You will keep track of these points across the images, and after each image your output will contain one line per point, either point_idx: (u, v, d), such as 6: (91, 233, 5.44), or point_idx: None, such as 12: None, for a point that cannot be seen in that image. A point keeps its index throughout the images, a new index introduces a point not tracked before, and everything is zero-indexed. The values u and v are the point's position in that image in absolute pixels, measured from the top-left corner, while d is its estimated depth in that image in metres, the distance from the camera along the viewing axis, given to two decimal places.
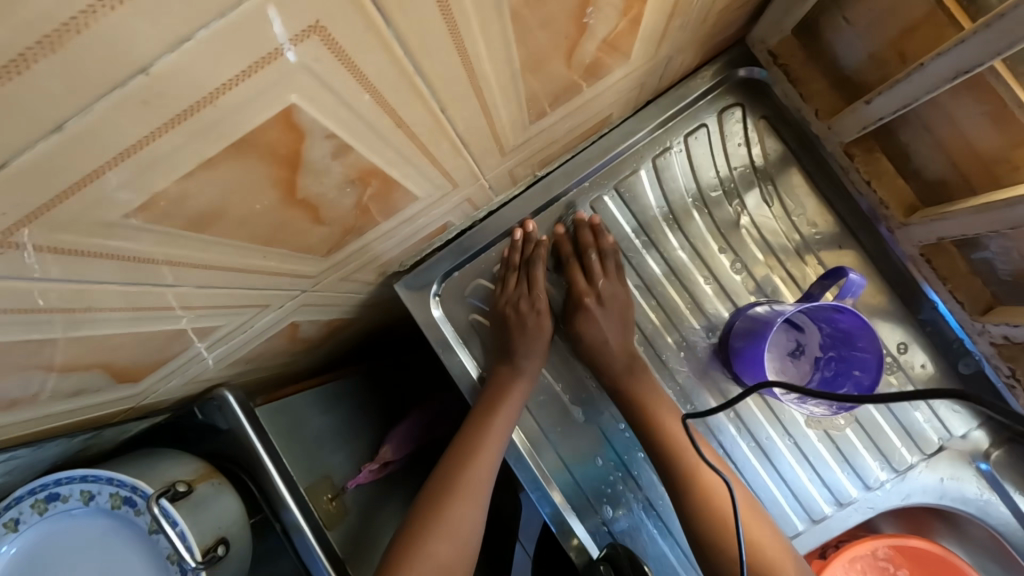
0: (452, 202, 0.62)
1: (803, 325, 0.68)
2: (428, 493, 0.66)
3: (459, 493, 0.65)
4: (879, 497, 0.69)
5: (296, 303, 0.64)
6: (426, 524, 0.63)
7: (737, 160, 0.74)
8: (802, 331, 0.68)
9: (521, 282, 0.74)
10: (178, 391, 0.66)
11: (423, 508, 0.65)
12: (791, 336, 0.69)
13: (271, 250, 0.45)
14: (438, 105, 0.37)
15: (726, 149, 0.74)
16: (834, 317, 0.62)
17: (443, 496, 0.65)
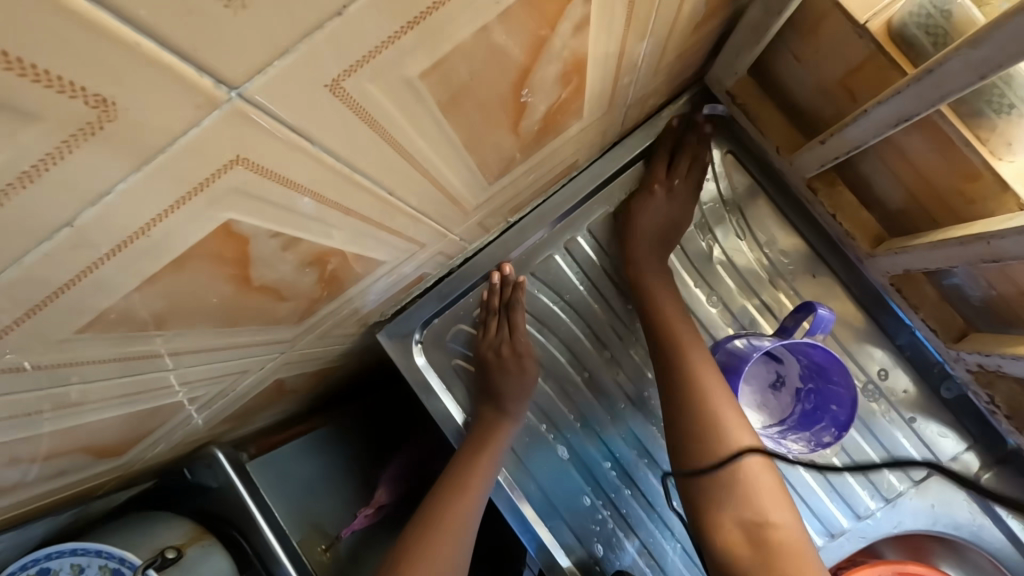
0: (423, 256, 0.63)
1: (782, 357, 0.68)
2: (414, 532, 0.66)
3: (446, 533, 0.65)
4: (870, 525, 0.68)
5: (276, 363, 0.65)
6: (413, 564, 0.63)
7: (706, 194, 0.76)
8: (781, 362, 0.68)
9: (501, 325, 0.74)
10: (165, 455, 0.67)
11: (409, 548, 0.65)
12: (770, 368, 0.69)
13: (240, 328, 0.46)
14: (384, 190, 0.39)
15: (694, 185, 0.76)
16: (810, 350, 0.62)
17: (430, 535, 0.65)
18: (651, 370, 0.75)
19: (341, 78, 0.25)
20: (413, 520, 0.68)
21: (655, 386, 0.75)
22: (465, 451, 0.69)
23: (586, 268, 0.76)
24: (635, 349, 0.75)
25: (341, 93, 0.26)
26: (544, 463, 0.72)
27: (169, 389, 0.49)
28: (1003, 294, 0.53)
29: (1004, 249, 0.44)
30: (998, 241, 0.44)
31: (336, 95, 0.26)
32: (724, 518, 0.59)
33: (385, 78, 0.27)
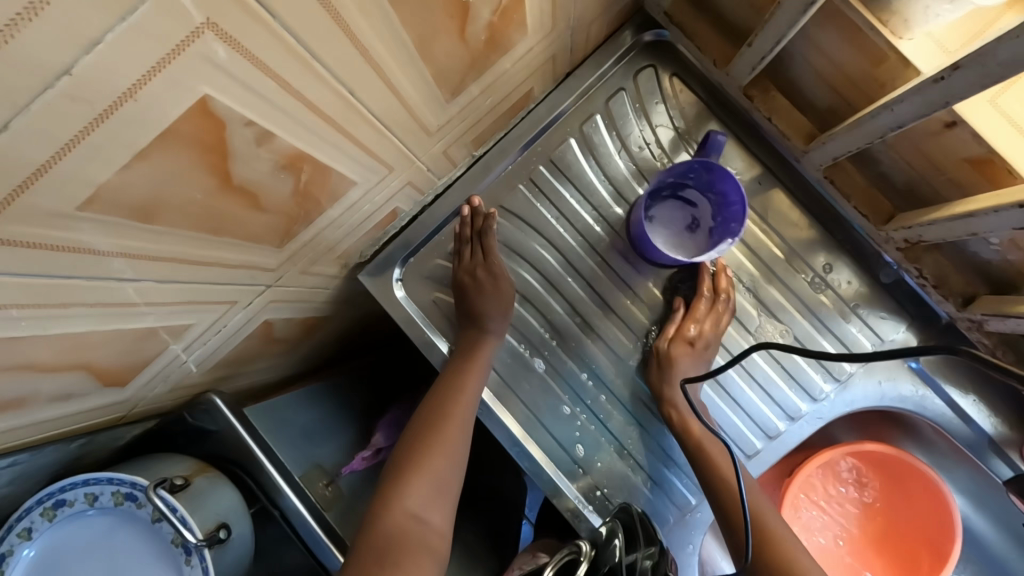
0: (394, 186, 0.67)
1: (696, 203, 0.79)
2: (420, 422, 0.72)
3: (451, 418, 0.71)
4: (825, 407, 0.74)
5: (263, 299, 0.69)
6: (426, 447, 0.69)
7: (659, 118, 0.80)
8: (694, 206, 0.79)
9: (476, 251, 0.76)
10: (164, 397, 0.71)
11: (420, 434, 0.70)
12: (688, 213, 0.79)
13: (225, 242, 0.50)
14: (345, 89, 0.43)
15: (646, 109, 0.79)
16: (709, 175, 0.75)
17: (436, 422, 0.70)
18: (620, 288, 0.79)
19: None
20: (418, 412, 0.73)
21: (624, 300, 0.79)
22: (461, 353, 0.74)
23: (547, 193, 0.78)
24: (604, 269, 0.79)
25: None
26: (528, 384, 0.77)
27: (124, 310, 0.48)
28: (919, 171, 0.59)
29: (903, 113, 0.49)
30: (897, 106, 0.49)
31: None
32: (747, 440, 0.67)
33: None
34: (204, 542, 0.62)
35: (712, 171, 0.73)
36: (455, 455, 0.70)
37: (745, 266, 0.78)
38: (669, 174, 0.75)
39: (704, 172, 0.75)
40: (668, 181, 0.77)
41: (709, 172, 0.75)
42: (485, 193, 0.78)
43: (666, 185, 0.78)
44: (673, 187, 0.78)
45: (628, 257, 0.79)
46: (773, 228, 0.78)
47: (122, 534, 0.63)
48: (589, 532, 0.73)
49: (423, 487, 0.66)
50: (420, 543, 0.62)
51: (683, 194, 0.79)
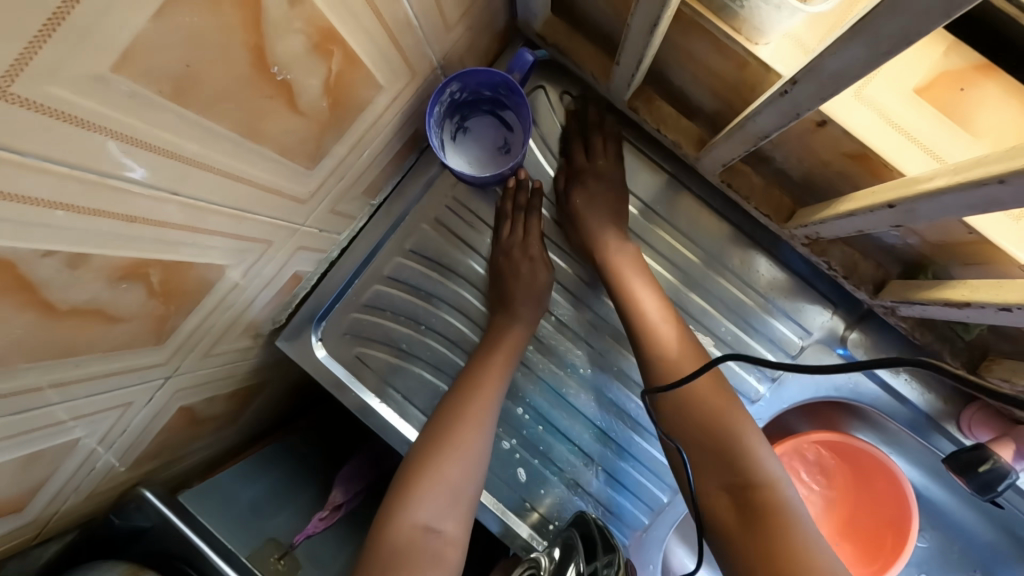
0: (284, 253, 0.64)
1: (512, 124, 0.73)
2: (450, 418, 0.67)
3: (474, 418, 0.67)
4: (763, 407, 0.73)
5: (168, 390, 0.66)
6: (455, 450, 0.64)
7: (565, 150, 0.78)
8: (509, 128, 0.74)
9: (516, 228, 0.76)
10: (83, 506, 0.68)
11: (429, 441, 0.65)
12: (500, 132, 0.74)
13: (85, 357, 0.47)
14: (163, 191, 0.40)
15: (549, 140, 0.78)
16: (518, 96, 0.68)
17: (450, 427, 0.65)
18: (546, 321, 0.78)
19: (53, 23, 0.25)
20: (436, 410, 0.67)
21: (553, 331, 0.78)
22: (478, 355, 0.72)
23: (451, 227, 0.79)
24: None
25: (20, 101, 0.27)
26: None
27: (54, 428, 0.52)
28: (808, 165, 0.59)
29: (764, 125, 0.48)
30: (758, 117, 0.48)
31: (10, 102, 0.26)
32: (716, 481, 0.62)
33: (67, 78, 0.28)
34: None
35: (513, 91, 0.68)
36: (472, 465, 0.65)
37: (666, 279, 0.76)
38: (481, 89, 0.69)
39: (511, 93, 0.69)
40: (483, 96, 0.71)
41: (514, 91, 0.69)
42: (390, 242, 0.77)
43: (484, 102, 0.72)
44: (491, 103, 0.72)
45: (579, 273, 0.79)
46: (689, 236, 0.76)
47: None
48: (523, 547, 0.72)
49: (432, 499, 0.62)
50: (433, 555, 0.60)
51: (502, 113, 0.73)
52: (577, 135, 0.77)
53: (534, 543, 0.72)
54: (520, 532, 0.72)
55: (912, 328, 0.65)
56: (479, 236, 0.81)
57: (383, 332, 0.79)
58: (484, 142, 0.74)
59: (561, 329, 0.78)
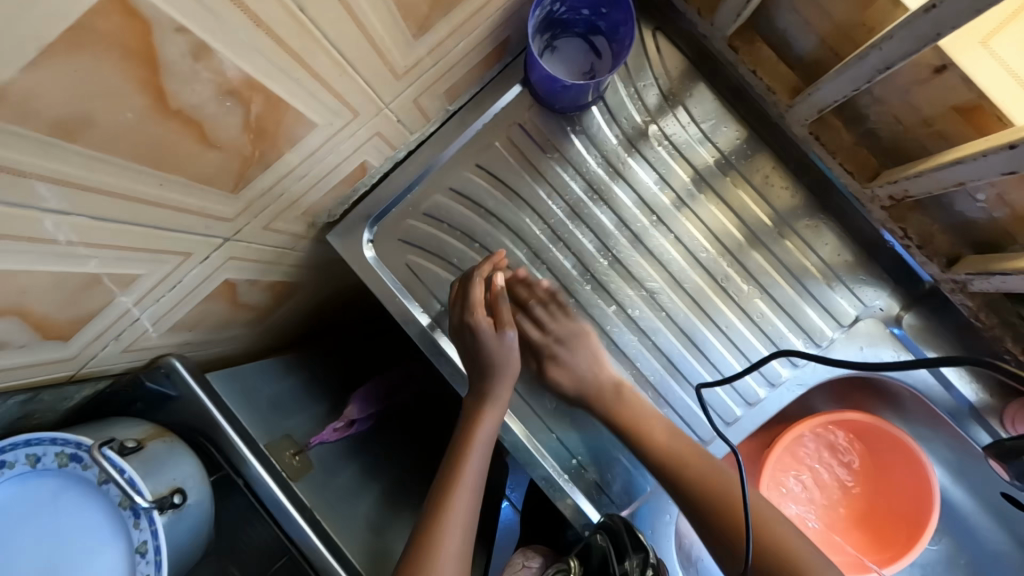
0: (361, 134, 0.63)
1: (602, 51, 0.73)
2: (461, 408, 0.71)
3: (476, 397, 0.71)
4: (806, 373, 0.74)
5: (222, 255, 0.65)
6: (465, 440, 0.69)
7: (650, 94, 0.77)
8: (598, 56, 0.73)
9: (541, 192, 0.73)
10: (118, 361, 0.68)
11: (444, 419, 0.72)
12: (588, 58, 0.73)
13: (168, 179, 0.47)
14: (292, 3, 0.39)
15: (635, 81, 0.77)
16: (621, 16, 0.67)
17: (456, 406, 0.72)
18: (604, 260, 0.77)
19: None
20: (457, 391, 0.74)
21: (610, 271, 0.77)
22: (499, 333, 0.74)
23: (523, 149, 0.78)
24: (594, 245, 0.77)
25: None
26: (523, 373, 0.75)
27: (121, 256, 0.51)
28: (905, 124, 0.58)
29: (891, 54, 0.48)
30: (886, 45, 0.48)
31: None
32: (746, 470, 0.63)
33: None
34: (154, 503, 0.56)
35: (619, 9, 0.66)
36: (480, 454, 0.69)
37: (732, 234, 0.76)
38: (582, 5, 0.68)
39: (613, 13, 0.68)
40: (581, 15, 0.70)
41: (618, 10, 0.68)
42: (459, 154, 0.77)
43: (579, 22, 0.71)
44: (585, 26, 0.71)
45: (644, 217, 0.77)
46: (758, 195, 0.76)
47: (68, 497, 0.58)
48: (544, 479, 0.72)
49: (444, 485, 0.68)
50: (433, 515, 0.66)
51: (593, 39, 0.72)
52: (664, 76, 0.77)
53: (556, 478, 0.72)
54: (544, 465, 0.72)
55: (977, 308, 0.66)
56: (552, 159, 0.78)
57: (435, 244, 0.78)
58: (571, 64, 0.73)
59: (618, 267, 0.77)
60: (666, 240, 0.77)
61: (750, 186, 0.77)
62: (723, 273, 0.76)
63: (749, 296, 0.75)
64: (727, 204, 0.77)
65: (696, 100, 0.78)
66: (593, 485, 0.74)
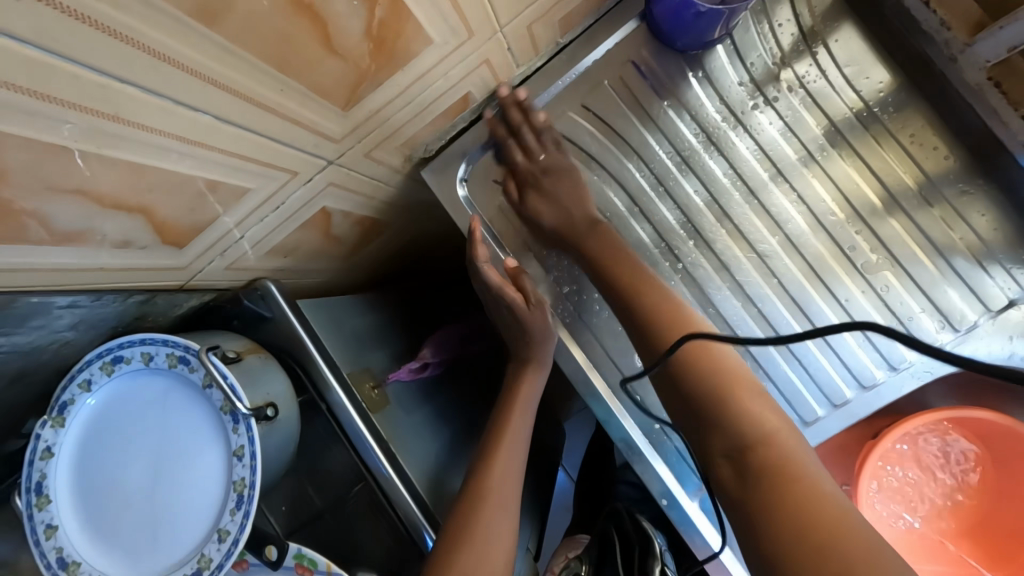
0: (470, 60, 0.60)
1: None
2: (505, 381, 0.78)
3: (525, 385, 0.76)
4: (937, 360, 0.65)
5: (324, 180, 0.65)
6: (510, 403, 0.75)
7: (786, 34, 0.70)
8: None
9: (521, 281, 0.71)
10: (222, 277, 0.70)
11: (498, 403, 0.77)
12: None
13: (287, 86, 0.46)
14: None
15: (772, 21, 0.70)
16: None
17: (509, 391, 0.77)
18: (716, 218, 0.71)
19: None
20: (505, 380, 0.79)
21: (718, 229, 0.71)
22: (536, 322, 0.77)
23: (631, 87, 0.72)
24: (705, 202, 0.72)
25: None
26: (615, 332, 0.71)
27: (236, 165, 0.52)
28: None
29: None
30: None
31: None
32: (716, 450, 0.56)
33: None
34: (252, 411, 0.58)
35: None
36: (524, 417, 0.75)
37: (866, 196, 0.69)
38: None
39: None
40: None
41: None
42: (565, 92, 0.72)
43: None
44: None
45: (764, 172, 0.71)
46: (904, 154, 0.69)
47: (174, 397, 0.61)
48: (621, 440, 0.70)
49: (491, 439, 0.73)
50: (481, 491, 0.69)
51: None
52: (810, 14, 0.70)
53: (636, 443, 0.69)
54: (627, 430, 0.69)
55: None
56: (664, 103, 0.72)
57: (529, 186, 0.74)
58: None
59: (726, 224, 0.71)
60: (791, 202, 0.70)
61: (896, 145, 0.69)
62: (847, 237, 0.69)
63: (884, 271, 0.68)
64: (864, 163, 0.70)
65: (843, 43, 0.70)
66: (673, 453, 0.71)
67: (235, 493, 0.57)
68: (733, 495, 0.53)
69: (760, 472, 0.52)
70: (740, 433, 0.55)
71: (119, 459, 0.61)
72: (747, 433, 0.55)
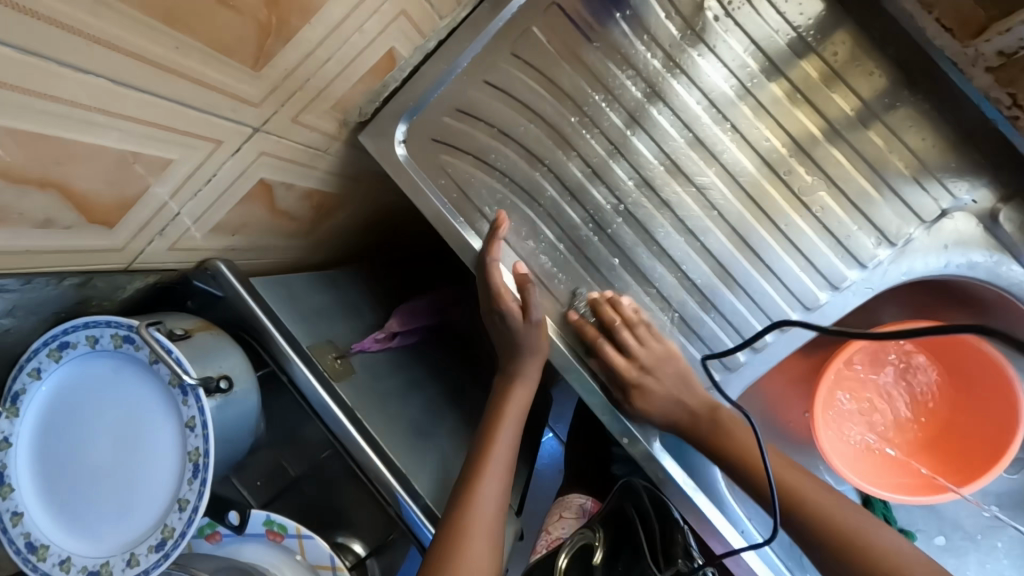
0: (383, 11, 0.59)
1: None
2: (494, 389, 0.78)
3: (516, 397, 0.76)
4: (876, 275, 0.67)
5: (255, 149, 0.64)
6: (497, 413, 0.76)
7: None
8: None
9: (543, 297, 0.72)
10: (167, 259, 0.70)
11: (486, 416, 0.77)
12: None
13: (183, 42, 0.45)
14: None
15: None
16: None
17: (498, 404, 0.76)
18: (660, 162, 0.71)
19: None
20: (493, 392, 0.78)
21: (662, 174, 0.71)
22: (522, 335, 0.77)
23: (556, 30, 0.71)
24: (651, 149, 0.71)
25: None
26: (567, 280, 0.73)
27: (152, 135, 0.51)
28: None
29: None
30: None
31: None
32: (783, 513, 0.67)
33: None
34: (200, 381, 0.59)
35: None
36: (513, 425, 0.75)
37: (801, 123, 0.68)
38: None
39: None
40: None
41: None
42: (492, 41, 0.71)
43: None
44: None
45: (702, 111, 0.70)
46: (840, 77, 0.67)
47: (125, 377, 0.61)
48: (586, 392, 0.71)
49: (481, 452, 0.73)
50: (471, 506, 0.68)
51: None
52: None
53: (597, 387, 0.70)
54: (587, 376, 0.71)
55: None
56: (592, 45, 0.71)
57: (468, 141, 0.74)
58: None
59: (670, 170, 0.70)
60: (732, 139, 0.69)
61: (825, 68, 0.67)
62: (788, 167, 0.68)
63: (822, 195, 0.68)
64: (800, 93, 0.68)
65: None
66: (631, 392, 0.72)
67: (191, 462, 0.58)
68: (792, 503, 0.66)
69: (795, 498, 0.66)
70: (795, 505, 0.66)
71: (77, 445, 0.61)
72: (791, 486, 0.67)
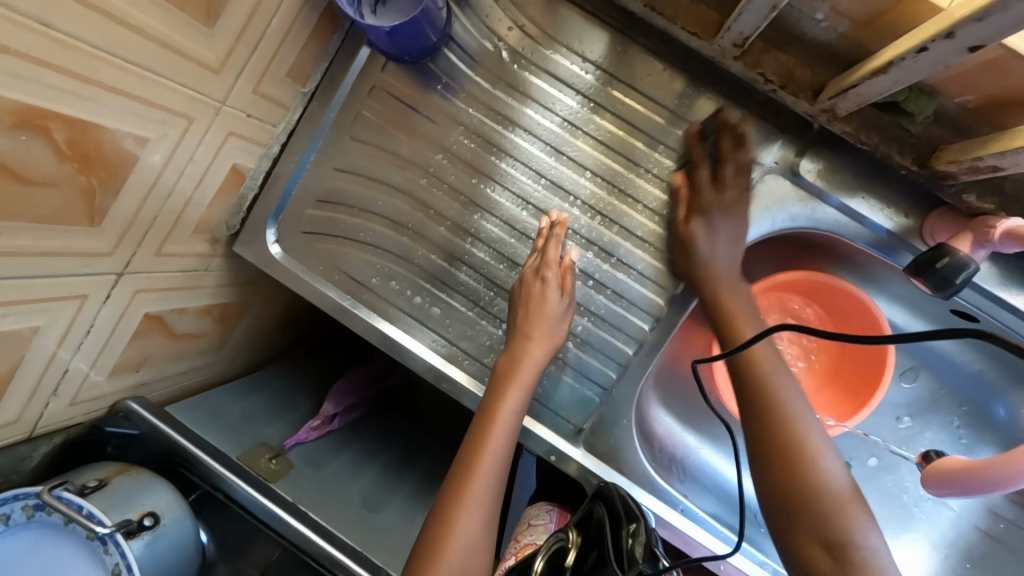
0: (213, 139, 0.64)
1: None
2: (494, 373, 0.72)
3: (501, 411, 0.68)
4: None
5: (130, 292, 0.67)
6: (492, 413, 0.68)
7: (503, 28, 0.76)
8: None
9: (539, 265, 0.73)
10: (73, 414, 0.72)
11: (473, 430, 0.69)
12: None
13: (9, 228, 0.49)
14: (36, 23, 0.41)
15: (486, 23, 0.76)
16: None
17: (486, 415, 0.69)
18: (512, 203, 0.77)
19: None
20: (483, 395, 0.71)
21: (518, 212, 0.77)
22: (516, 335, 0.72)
23: (385, 110, 0.77)
24: (504, 194, 0.77)
25: None
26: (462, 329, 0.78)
27: (8, 313, 0.54)
28: None
29: None
30: None
31: None
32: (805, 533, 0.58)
33: None
34: (116, 527, 0.61)
35: None
36: (508, 425, 0.68)
37: (620, 137, 0.75)
38: None
39: None
40: None
41: None
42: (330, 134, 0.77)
43: None
44: None
45: (537, 150, 0.76)
46: (641, 91, 0.74)
47: (45, 544, 0.62)
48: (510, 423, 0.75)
49: (465, 475, 0.66)
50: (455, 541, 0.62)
51: None
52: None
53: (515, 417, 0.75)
54: None
55: (855, 132, 0.64)
56: (422, 113, 0.77)
57: (336, 225, 0.79)
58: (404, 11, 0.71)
59: (526, 208, 0.77)
60: (568, 165, 0.76)
61: (631, 88, 0.75)
62: (623, 179, 0.75)
63: (655, 193, 0.75)
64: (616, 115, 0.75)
65: (555, 18, 0.75)
66: (545, 412, 0.76)
67: None
68: None
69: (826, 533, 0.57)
70: (795, 477, 0.60)
71: None
72: (768, 441, 0.63)
